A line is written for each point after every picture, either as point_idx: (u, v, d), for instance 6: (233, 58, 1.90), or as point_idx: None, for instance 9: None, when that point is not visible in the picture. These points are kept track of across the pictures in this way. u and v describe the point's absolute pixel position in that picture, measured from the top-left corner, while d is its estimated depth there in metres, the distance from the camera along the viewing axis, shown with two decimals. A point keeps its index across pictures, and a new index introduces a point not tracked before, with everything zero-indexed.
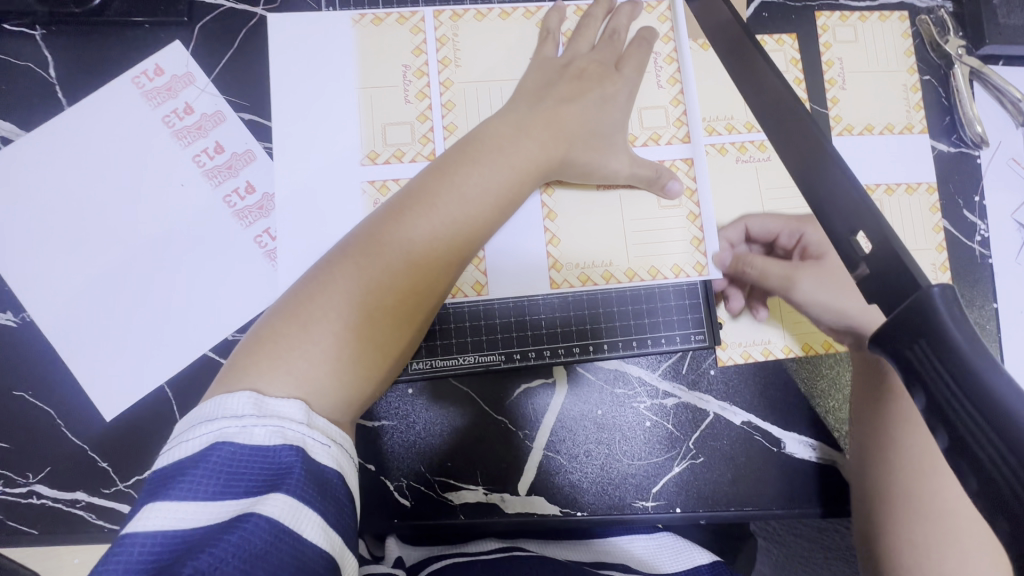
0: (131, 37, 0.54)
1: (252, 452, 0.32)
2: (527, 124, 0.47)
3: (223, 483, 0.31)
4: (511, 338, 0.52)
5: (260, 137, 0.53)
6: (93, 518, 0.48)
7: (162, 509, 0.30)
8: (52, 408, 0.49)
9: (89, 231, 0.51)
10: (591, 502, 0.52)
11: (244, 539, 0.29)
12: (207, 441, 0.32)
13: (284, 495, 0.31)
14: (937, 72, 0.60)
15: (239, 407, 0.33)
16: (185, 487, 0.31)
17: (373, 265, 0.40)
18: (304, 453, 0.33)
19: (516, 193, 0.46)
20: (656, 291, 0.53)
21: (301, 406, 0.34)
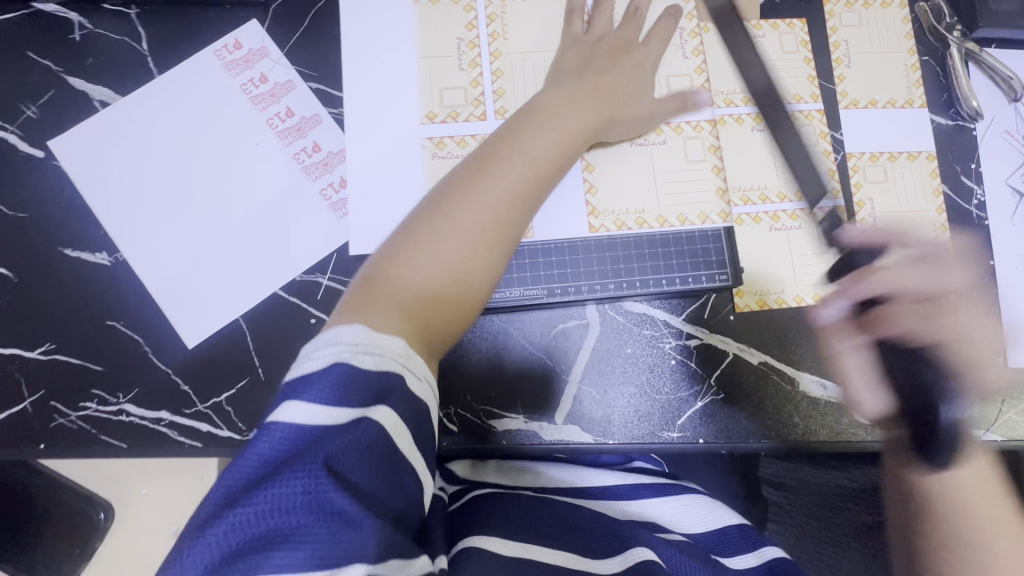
0: (214, 16, 0.61)
1: (364, 376, 0.37)
2: (576, 91, 0.53)
3: (342, 394, 0.36)
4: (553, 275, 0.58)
5: (327, 104, 0.60)
6: (175, 435, 0.54)
7: (295, 410, 0.35)
8: (141, 337, 0.55)
9: (175, 183, 0.58)
10: (622, 433, 0.57)
11: (358, 440, 0.35)
12: (328, 360, 0.37)
13: (389, 410, 0.37)
14: (935, 53, 0.66)
15: (351, 336, 0.37)
16: (312, 394, 0.36)
17: (460, 227, 0.45)
18: (401, 380, 0.38)
19: (569, 146, 0.51)
20: (680, 237, 0.59)
21: (404, 345, 0.39)
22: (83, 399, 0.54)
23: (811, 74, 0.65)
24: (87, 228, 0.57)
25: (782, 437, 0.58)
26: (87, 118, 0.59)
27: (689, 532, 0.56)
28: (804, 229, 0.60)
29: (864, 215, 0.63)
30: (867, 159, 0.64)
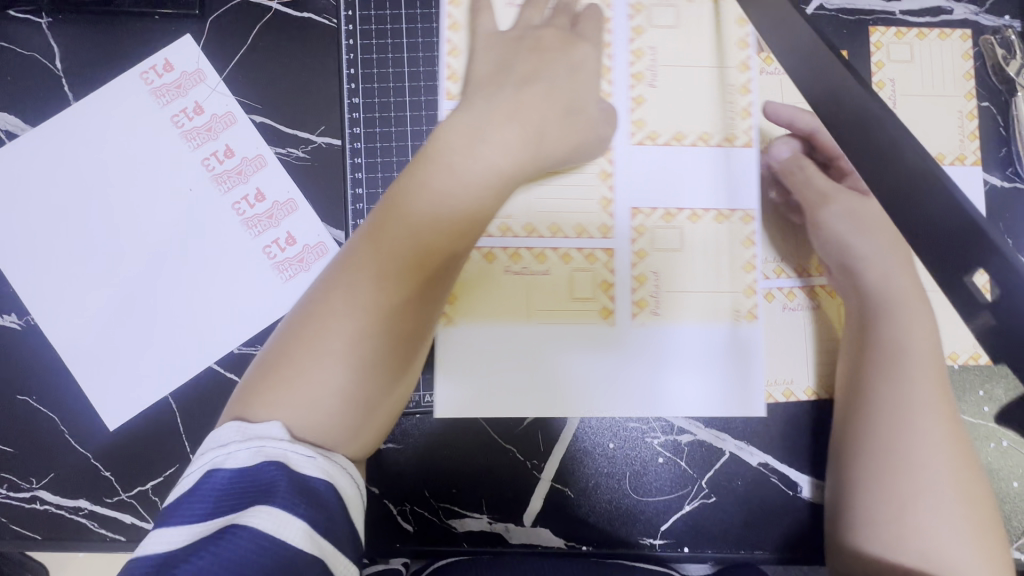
0: (141, 30, 0.52)
1: (236, 475, 0.31)
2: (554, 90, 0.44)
3: (208, 507, 0.30)
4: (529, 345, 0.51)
5: (272, 143, 0.51)
6: (95, 526, 0.48)
7: (150, 544, 0.29)
8: (56, 415, 0.48)
9: (94, 234, 0.50)
10: (597, 537, 0.51)
11: (222, 552, 0.27)
12: (197, 475, 0.31)
13: (268, 506, 0.29)
14: (997, 99, 0.56)
15: (224, 436, 0.32)
16: (173, 519, 0.30)
17: (405, 245, 0.36)
18: (287, 467, 0.31)
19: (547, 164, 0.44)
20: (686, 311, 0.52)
21: (281, 422, 0.33)
22: None
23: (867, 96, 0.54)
24: None
25: (779, 549, 0.51)
26: None
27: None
28: None
29: None
30: None
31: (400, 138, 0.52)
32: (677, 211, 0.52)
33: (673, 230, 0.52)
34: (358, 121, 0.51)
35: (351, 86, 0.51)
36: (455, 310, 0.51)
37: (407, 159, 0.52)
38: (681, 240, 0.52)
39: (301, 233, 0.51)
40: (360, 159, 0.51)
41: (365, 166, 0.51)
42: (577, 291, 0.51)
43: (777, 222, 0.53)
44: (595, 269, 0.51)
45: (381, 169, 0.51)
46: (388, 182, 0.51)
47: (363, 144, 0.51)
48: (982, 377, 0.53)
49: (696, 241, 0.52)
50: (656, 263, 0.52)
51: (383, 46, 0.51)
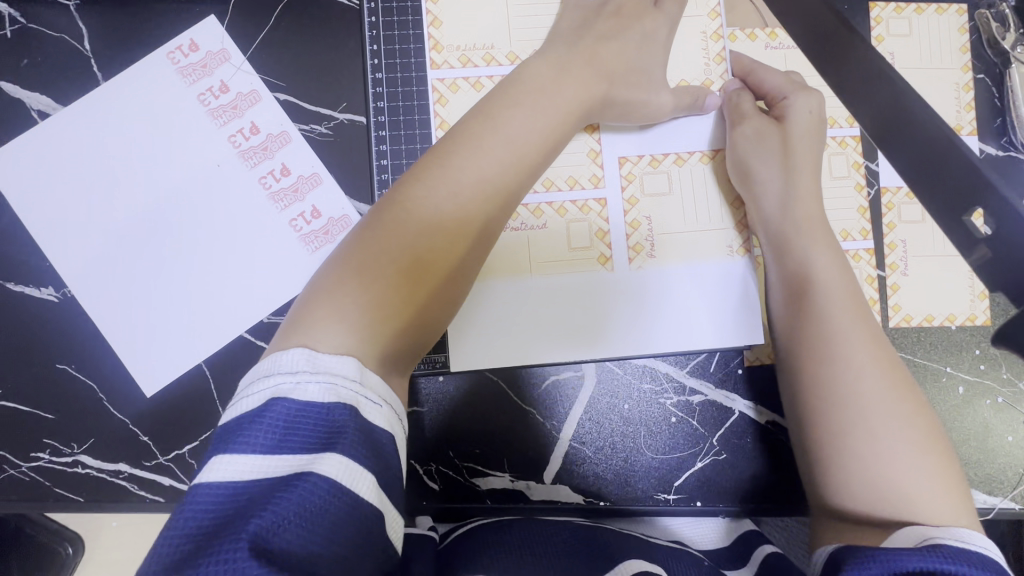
0: (167, 11, 0.53)
1: (307, 411, 0.33)
2: (567, 62, 0.48)
3: (281, 438, 0.32)
4: (545, 309, 0.53)
5: (296, 119, 0.53)
6: (135, 488, 0.50)
7: (225, 463, 0.31)
8: (94, 382, 0.50)
9: (126, 209, 0.52)
10: (613, 493, 0.53)
11: (303, 496, 0.30)
12: (266, 398, 0.34)
13: (340, 453, 0.32)
14: (992, 71, 0.58)
15: (294, 364, 0.34)
16: (246, 441, 0.32)
17: (418, 221, 0.41)
18: (356, 413, 0.34)
19: (561, 135, 0.46)
20: (699, 274, 0.53)
21: (353, 363, 0.36)
22: (35, 449, 0.50)
23: None
24: (31, 260, 0.51)
25: (788, 502, 0.53)
26: (25, 131, 0.52)
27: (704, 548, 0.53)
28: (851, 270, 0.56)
29: (895, 258, 0.56)
30: (904, 196, 0.56)
31: (421, 111, 0.53)
32: (663, 157, 0.54)
33: (661, 175, 0.54)
34: (382, 95, 0.53)
35: (375, 61, 0.53)
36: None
37: (430, 131, 0.54)
38: (694, 208, 0.54)
39: (326, 206, 0.53)
40: (385, 131, 0.53)
41: (390, 139, 0.53)
42: (573, 242, 0.53)
43: None
44: (589, 219, 0.54)
45: (405, 141, 0.53)
46: (412, 153, 0.53)
47: (385, 118, 0.53)
48: (978, 337, 0.56)
49: (711, 207, 0.54)
50: (648, 210, 0.54)
51: (404, 23, 0.53)
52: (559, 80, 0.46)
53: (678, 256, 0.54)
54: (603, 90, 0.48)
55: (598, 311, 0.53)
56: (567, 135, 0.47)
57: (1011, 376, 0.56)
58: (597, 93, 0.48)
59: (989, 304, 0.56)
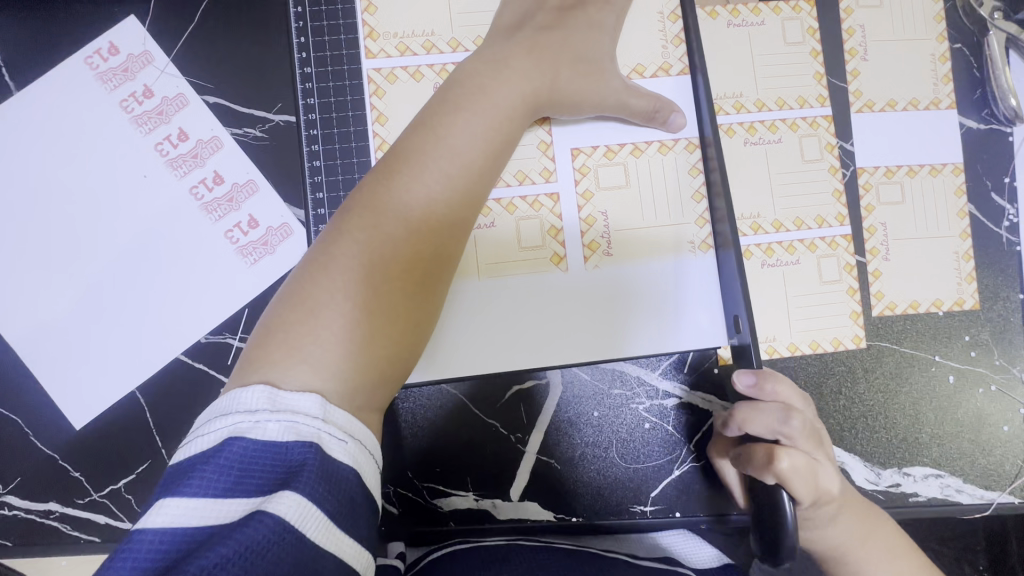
0: (82, 13, 0.49)
1: (264, 450, 0.29)
2: (507, 56, 0.44)
3: (234, 480, 0.29)
4: (496, 318, 0.47)
5: (227, 123, 0.49)
6: (67, 529, 0.46)
7: (169, 506, 0.28)
8: (19, 417, 0.47)
9: (46, 228, 0.48)
10: (586, 507, 0.50)
11: (248, 539, 0.27)
12: (221, 436, 0.30)
13: (296, 494, 0.29)
14: (969, 40, 0.55)
15: (252, 402, 0.31)
16: (196, 482, 0.29)
17: (370, 241, 0.37)
18: (320, 451, 0.30)
19: (508, 134, 0.43)
20: (668, 274, 0.48)
21: (318, 398, 0.32)
22: None
23: (817, 50, 0.53)
24: None
25: None
26: None
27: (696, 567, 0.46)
28: (831, 256, 0.52)
29: (875, 243, 0.53)
30: (881, 175, 0.53)
31: (356, 106, 0.48)
32: (619, 146, 0.49)
33: (616, 167, 0.49)
34: (312, 91, 0.48)
35: (302, 55, 0.48)
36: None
37: (366, 128, 0.48)
38: (652, 196, 0.48)
39: (264, 214, 0.49)
40: (316, 130, 0.48)
41: (322, 138, 0.48)
42: (524, 240, 0.48)
43: (753, 169, 0.52)
44: (540, 216, 0.48)
45: (339, 140, 0.48)
46: (347, 154, 0.48)
47: (316, 116, 0.48)
48: (967, 322, 0.53)
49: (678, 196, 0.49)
50: (604, 204, 0.48)
51: (334, 12, 0.48)
52: (498, 71, 0.43)
53: (638, 253, 0.48)
54: (547, 79, 0.44)
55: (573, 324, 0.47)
56: (512, 133, 0.43)
57: (1003, 362, 0.53)
58: (542, 82, 0.44)
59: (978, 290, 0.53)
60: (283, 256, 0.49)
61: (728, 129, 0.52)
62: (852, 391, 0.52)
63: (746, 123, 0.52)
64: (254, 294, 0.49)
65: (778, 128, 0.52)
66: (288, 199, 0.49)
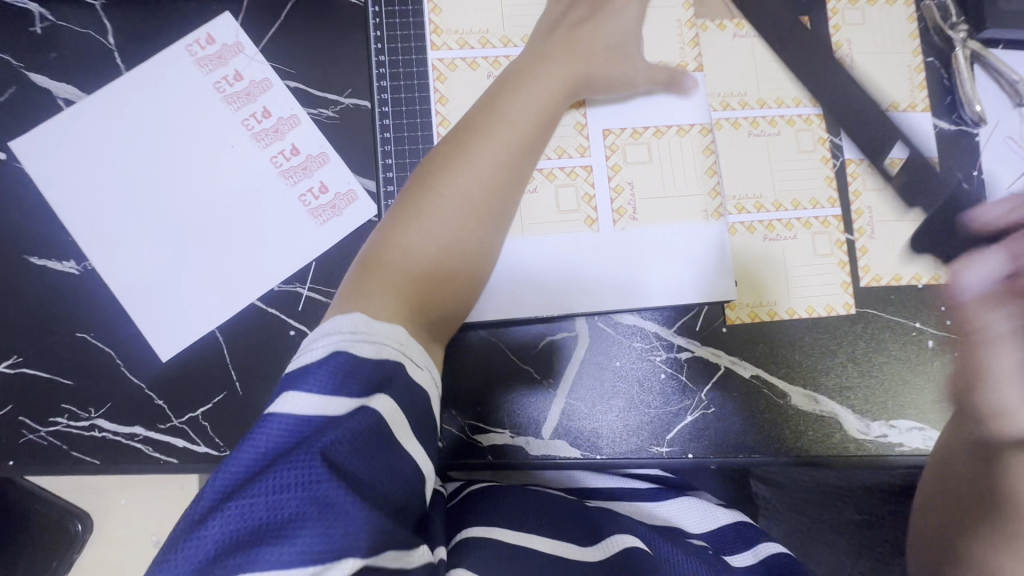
0: (186, 8, 0.58)
1: (364, 362, 0.35)
2: (549, 53, 0.52)
3: (341, 383, 0.34)
4: (539, 266, 0.56)
5: (305, 104, 0.57)
6: (149, 451, 0.52)
7: (292, 400, 0.34)
8: (112, 350, 0.53)
9: (144, 188, 0.55)
10: (609, 446, 0.56)
11: (359, 428, 0.33)
12: (326, 351, 0.35)
13: (391, 398, 0.35)
14: (940, 55, 0.64)
15: (344, 327, 0.36)
16: (310, 383, 0.34)
17: (449, 199, 0.44)
18: (405, 369, 0.37)
19: (551, 114, 0.50)
20: (682, 232, 0.57)
21: (404, 331, 0.38)
22: (54, 414, 0.52)
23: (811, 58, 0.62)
24: (54, 235, 0.54)
25: (773, 452, 0.57)
26: (51, 118, 0.56)
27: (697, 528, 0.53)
28: (824, 233, 0.60)
29: (862, 223, 0.60)
30: (867, 166, 0.61)
31: (421, 89, 0.57)
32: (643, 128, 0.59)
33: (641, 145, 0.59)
34: (384, 75, 0.57)
35: (377, 45, 0.57)
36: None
37: (429, 107, 0.57)
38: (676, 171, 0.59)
39: (334, 182, 0.57)
40: (387, 108, 0.57)
41: (392, 115, 0.57)
42: (562, 205, 0.57)
43: (756, 156, 0.60)
44: (577, 184, 0.58)
45: (406, 116, 0.57)
46: (412, 127, 0.57)
47: (387, 97, 0.57)
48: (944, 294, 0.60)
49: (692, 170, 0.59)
50: (630, 175, 0.58)
51: (405, 10, 0.57)
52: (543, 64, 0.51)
53: (657, 215, 0.58)
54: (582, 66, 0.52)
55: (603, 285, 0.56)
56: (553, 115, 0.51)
57: None
58: (579, 71, 0.52)
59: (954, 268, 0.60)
60: (348, 218, 0.56)
61: (734, 121, 0.60)
62: (846, 352, 0.58)
63: (750, 118, 0.60)
64: (322, 249, 0.56)
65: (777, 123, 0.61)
66: (354, 170, 0.57)
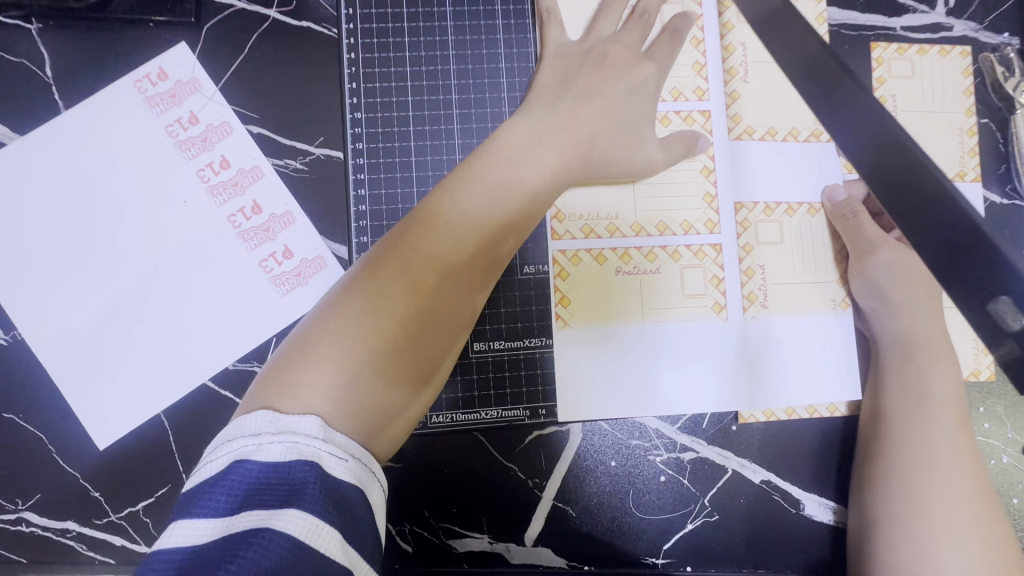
0: (133, 37, 0.50)
1: (269, 470, 0.31)
2: (545, 126, 0.44)
3: (242, 499, 0.30)
4: (533, 360, 0.50)
5: (269, 154, 0.50)
6: (83, 549, 0.46)
7: (181, 530, 0.29)
8: (42, 433, 0.47)
9: (81, 247, 0.48)
10: (600, 557, 0.50)
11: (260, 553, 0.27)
12: (228, 461, 0.32)
13: (299, 510, 0.29)
14: (996, 116, 0.56)
15: (256, 425, 0.32)
16: (203, 506, 0.30)
17: (397, 238, 0.39)
18: (319, 469, 0.31)
19: (545, 193, 0.44)
20: (695, 326, 0.51)
21: (317, 420, 0.33)
22: None
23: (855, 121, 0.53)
24: None
25: (785, 569, 0.50)
26: None
27: None
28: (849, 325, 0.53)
29: None
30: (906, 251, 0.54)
31: (403, 153, 0.51)
32: (660, 202, 0.51)
33: (657, 217, 0.51)
34: (361, 136, 0.50)
35: (353, 100, 0.50)
36: (568, 314, 0.51)
37: (412, 175, 0.51)
38: (687, 252, 0.51)
39: (299, 246, 0.50)
40: (363, 175, 0.50)
41: (368, 183, 0.50)
42: (581, 288, 0.51)
43: (783, 236, 0.51)
44: (607, 267, 0.51)
45: (385, 184, 0.51)
46: (392, 199, 0.51)
47: (365, 160, 0.50)
48: (982, 393, 0.53)
49: (706, 252, 0.51)
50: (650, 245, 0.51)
51: (386, 61, 0.51)
52: (535, 136, 0.44)
53: (667, 306, 0.51)
54: (583, 150, 0.45)
55: (624, 352, 0.50)
56: (545, 195, 0.44)
57: (1018, 436, 0.53)
58: (581, 138, 0.45)
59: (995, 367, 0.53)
60: (316, 288, 0.50)
61: (765, 207, 0.52)
62: None
63: (783, 205, 0.52)
64: (283, 324, 0.49)
65: (815, 212, 0.52)
66: (321, 232, 0.50)
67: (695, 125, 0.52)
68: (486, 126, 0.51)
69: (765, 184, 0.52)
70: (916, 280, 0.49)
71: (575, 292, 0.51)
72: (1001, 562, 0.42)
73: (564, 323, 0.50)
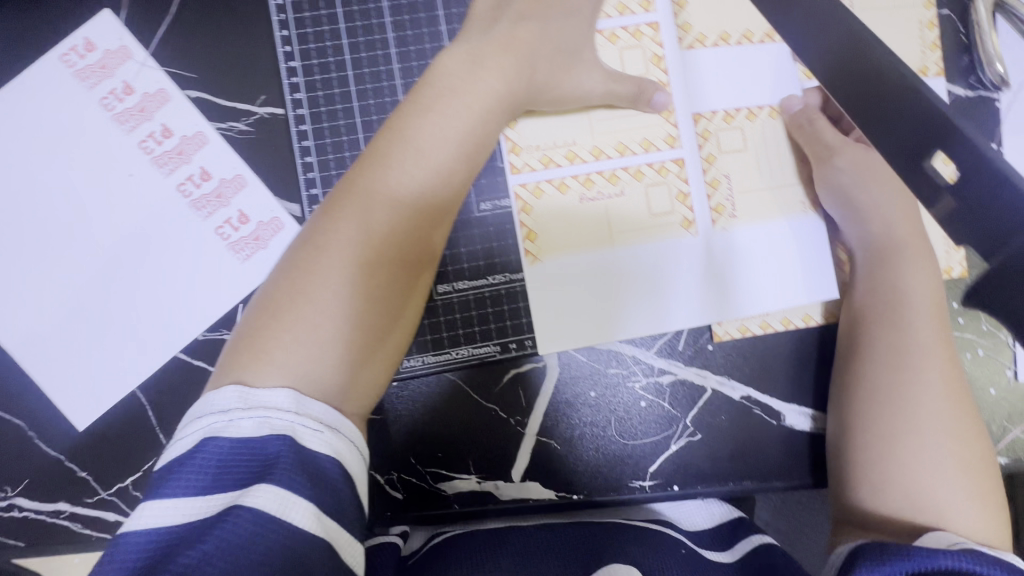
0: (53, 8, 0.48)
1: (240, 447, 0.30)
2: (483, 53, 0.43)
3: (213, 478, 0.29)
4: (500, 296, 0.50)
5: (211, 117, 0.48)
6: (78, 527, 0.47)
7: (150, 509, 0.28)
8: (21, 421, 0.47)
9: (31, 232, 0.47)
10: (586, 484, 0.50)
11: (230, 532, 0.27)
12: (197, 438, 0.30)
13: (272, 485, 0.29)
14: (956, 6, 0.54)
15: (224, 401, 0.31)
16: (172, 486, 0.29)
17: (345, 192, 0.38)
18: (293, 441, 0.31)
19: (491, 123, 0.43)
20: (664, 247, 0.50)
21: (290, 393, 0.32)
22: None
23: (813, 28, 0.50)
24: None
25: (770, 478, 0.51)
26: None
27: (689, 526, 0.50)
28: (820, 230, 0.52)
29: None
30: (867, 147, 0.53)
31: (345, 99, 0.49)
32: (615, 122, 0.50)
33: (611, 139, 0.50)
34: (299, 86, 0.49)
35: (287, 50, 0.49)
36: (538, 249, 0.50)
37: (357, 120, 0.50)
38: (650, 171, 0.50)
39: (253, 209, 0.49)
40: (307, 126, 0.49)
41: (313, 133, 0.49)
42: (545, 220, 0.50)
43: (744, 144, 0.51)
44: (570, 198, 0.50)
45: (331, 135, 0.49)
46: (340, 147, 0.49)
47: (307, 110, 0.49)
48: (954, 289, 0.53)
49: (669, 168, 0.50)
50: (610, 168, 0.50)
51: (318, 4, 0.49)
52: (475, 66, 0.42)
53: (633, 231, 0.50)
54: (525, 76, 0.44)
55: (596, 286, 0.50)
56: (492, 128, 0.43)
57: (993, 327, 0.53)
58: (521, 66, 0.44)
59: (966, 261, 0.53)
60: (275, 250, 0.49)
61: (724, 115, 0.51)
62: None
63: (742, 111, 0.51)
64: (246, 289, 0.49)
65: (775, 115, 0.51)
66: (274, 192, 0.49)
67: (644, 39, 0.50)
68: (428, 63, 0.49)
69: (720, 93, 0.51)
70: (873, 177, 0.49)
71: (542, 225, 0.50)
72: (960, 445, 0.43)
73: (535, 258, 0.50)
